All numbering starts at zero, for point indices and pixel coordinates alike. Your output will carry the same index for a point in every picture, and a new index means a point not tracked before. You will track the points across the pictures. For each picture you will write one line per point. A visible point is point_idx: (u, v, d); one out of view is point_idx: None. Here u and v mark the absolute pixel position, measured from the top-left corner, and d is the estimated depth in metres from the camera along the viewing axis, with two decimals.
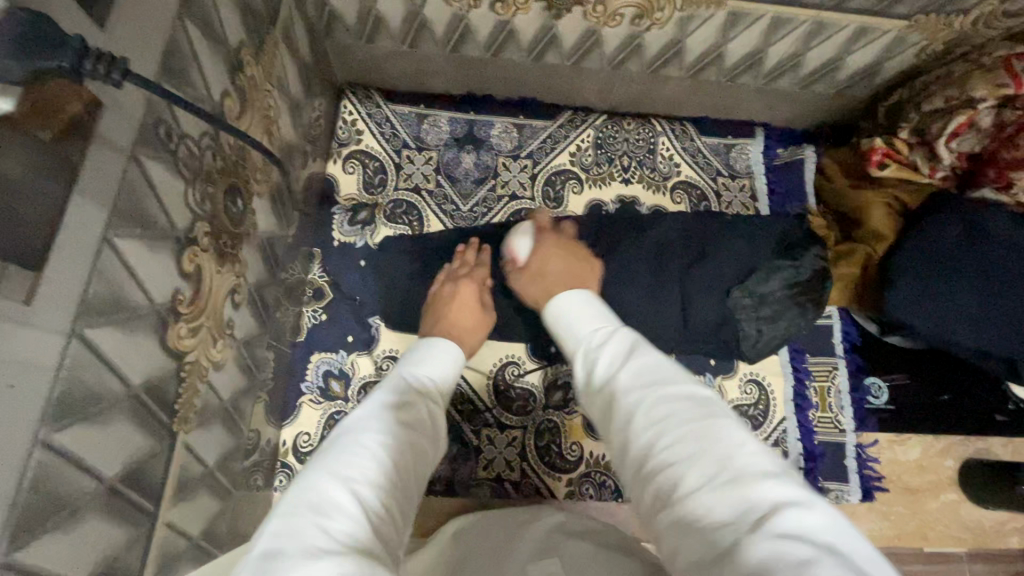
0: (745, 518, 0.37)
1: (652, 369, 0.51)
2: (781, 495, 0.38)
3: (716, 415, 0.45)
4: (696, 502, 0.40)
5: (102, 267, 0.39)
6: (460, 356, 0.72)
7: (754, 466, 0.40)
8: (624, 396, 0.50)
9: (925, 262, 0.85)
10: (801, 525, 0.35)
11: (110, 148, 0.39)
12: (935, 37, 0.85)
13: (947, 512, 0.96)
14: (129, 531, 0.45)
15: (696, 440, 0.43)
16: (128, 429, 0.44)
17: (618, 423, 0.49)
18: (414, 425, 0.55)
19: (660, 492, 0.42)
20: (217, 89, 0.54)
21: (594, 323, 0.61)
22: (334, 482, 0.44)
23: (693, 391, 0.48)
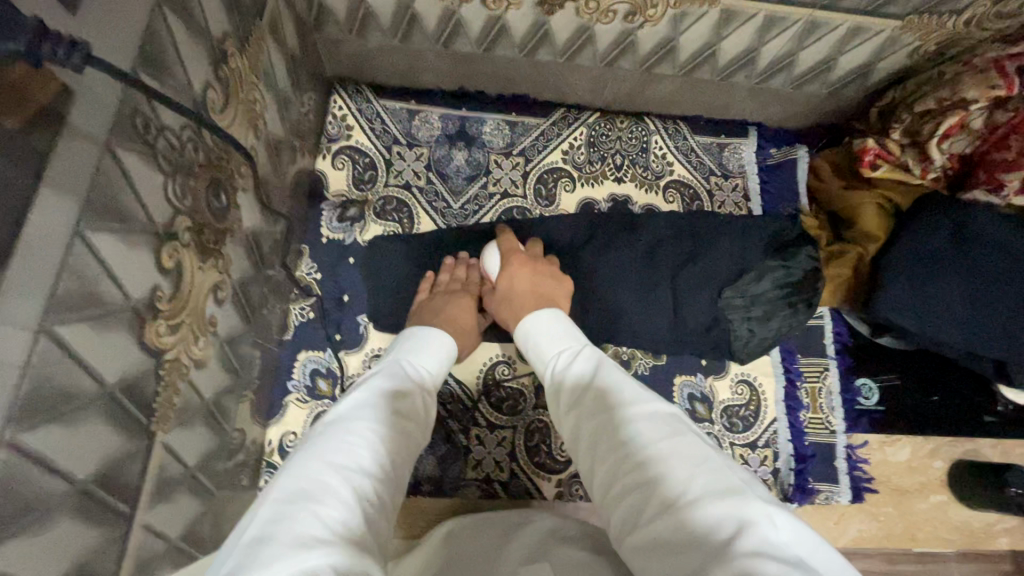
0: (715, 530, 0.40)
1: (629, 391, 0.55)
2: (748, 499, 0.41)
3: (687, 436, 0.48)
4: (669, 515, 0.42)
5: (74, 261, 0.38)
6: (451, 348, 0.73)
7: (723, 482, 0.43)
8: (602, 419, 0.53)
9: (917, 263, 0.85)
10: (767, 527, 0.39)
11: (83, 139, 0.38)
12: (928, 38, 0.85)
13: (936, 513, 0.96)
14: (102, 534, 0.43)
15: (669, 459, 0.46)
16: (102, 429, 0.42)
17: (595, 443, 0.52)
18: (403, 415, 0.56)
19: (634, 509, 0.45)
20: (198, 80, 0.52)
21: (573, 349, 0.65)
22: (327, 470, 0.44)
23: (664, 408, 0.52)
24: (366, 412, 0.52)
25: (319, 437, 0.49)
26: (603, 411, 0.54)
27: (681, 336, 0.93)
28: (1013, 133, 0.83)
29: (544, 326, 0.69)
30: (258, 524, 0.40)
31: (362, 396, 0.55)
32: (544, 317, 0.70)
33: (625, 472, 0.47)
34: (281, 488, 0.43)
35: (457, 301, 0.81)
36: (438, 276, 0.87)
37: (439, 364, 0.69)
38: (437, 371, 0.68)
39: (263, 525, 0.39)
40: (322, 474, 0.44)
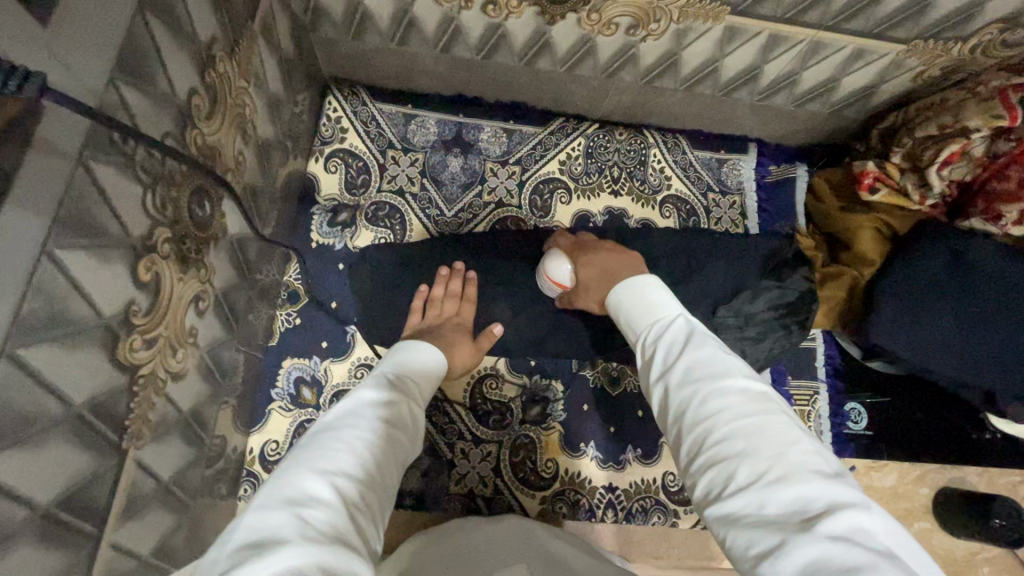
0: (799, 517, 0.39)
1: (711, 365, 0.52)
2: (837, 497, 0.40)
3: (776, 417, 0.47)
4: (751, 499, 0.42)
5: (41, 281, 0.36)
6: (438, 360, 0.72)
7: (812, 468, 0.43)
8: (684, 390, 0.52)
9: (911, 288, 0.85)
10: (853, 527, 0.38)
11: (55, 156, 0.36)
12: (933, 63, 0.84)
13: (920, 540, 0.95)
14: (67, 557, 0.42)
15: (756, 438, 0.45)
16: (68, 450, 0.41)
17: (676, 417, 0.52)
18: (390, 425, 0.54)
19: (716, 484, 0.44)
20: (182, 88, 0.51)
21: (663, 314, 0.62)
22: (316, 477, 0.43)
23: (747, 388, 0.50)
24: (358, 420, 0.52)
25: (302, 450, 0.48)
26: (686, 383, 0.52)
27: None
28: (1013, 163, 0.82)
29: (632, 296, 0.66)
30: (240, 528, 0.39)
31: (352, 405, 0.54)
32: (641, 282, 0.67)
33: (708, 447, 0.47)
34: (264, 495, 0.42)
35: (451, 326, 0.81)
36: (433, 287, 0.86)
37: (428, 381, 0.68)
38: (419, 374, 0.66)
39: (244, 529, 0.39)
40: (302, 482, 0.43)
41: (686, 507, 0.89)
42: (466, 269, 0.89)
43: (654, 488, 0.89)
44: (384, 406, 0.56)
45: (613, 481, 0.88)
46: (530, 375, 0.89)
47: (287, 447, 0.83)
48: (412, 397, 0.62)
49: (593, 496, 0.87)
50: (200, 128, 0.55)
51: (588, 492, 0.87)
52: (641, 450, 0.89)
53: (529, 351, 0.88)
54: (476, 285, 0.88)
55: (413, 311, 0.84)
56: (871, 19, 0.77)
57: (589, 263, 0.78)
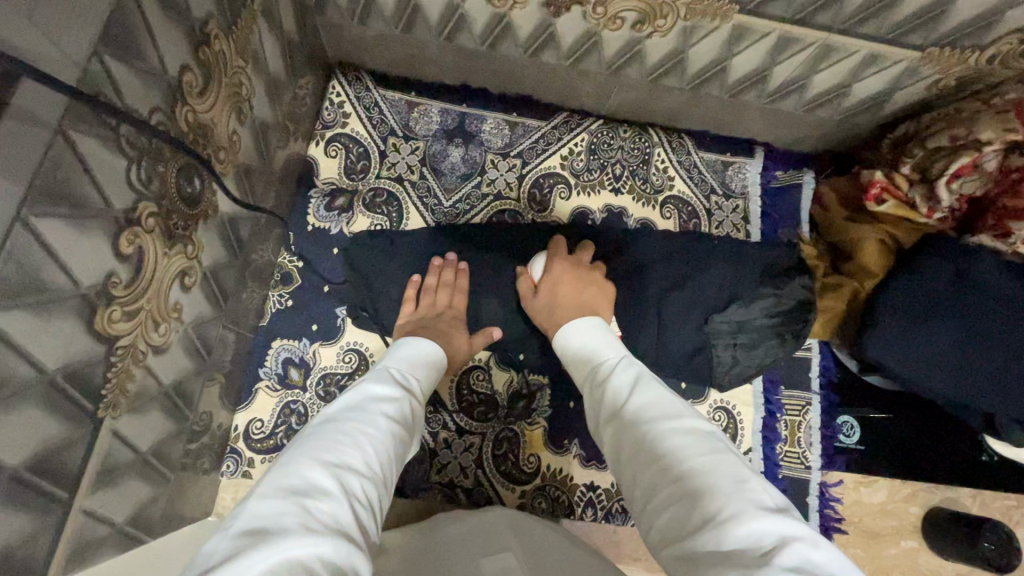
0: (759, 550, 0.39)
1: (668, 404, 0.53)
2: (793, 530, 0.40)
3: (726, 453, 0.47)
4: (708, 532, 0.41)
5: (13, 248, 0.37)
6: (442, 356, 0.73)
7: (767, 502, 0.43)
8: (641, 424, 0.51)
9: (913, 303, 0.83)
10: (809, 559, 0.38)
11: (31, 125, 0.36)
12: (949, 72, 0.81)
13: (905, 559, 0.94)
14: (33, 520, 0.43)
15: (715, 471, 0.45)
16: (38, 416, 0.42)
17: (628, 458, 0.51)
18: (395, 426, 0.54)
19: (680, 516, 0.44)
20: (174, 64, 0.51)
21: (616, 354, 0.63)
22: (322, 470, 0.44)
23: (701, 425, 0.50)
24: (363, 419, 0.52)
25: (303, 443, 0.48)
26: (643, 418, 0.52)
27: (662, 360, 0.91)
28: None
29: (581, 333, 0.68)
30: (243, 516, 0.39)
31: (353, 403, 0.55)
32: (584, 324, 0.69)
33: (664, 482, 0.46)
34: (267, 485, 0.42)
35: (446, 314, 0.82)
36: (425, 277, 0.86)
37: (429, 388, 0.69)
38: (423, 383, 0.66)
39: (249, 516, 0.39)
40: (315, 473, 0.43)
41: None
42: (458, 260, 0.89)
43: None
44: (386, 404, 0.56)
45: (594, 480, 0.87)
46: (517, 369, 0.89)
47: (272, 426, 0.84)
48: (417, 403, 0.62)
49: (573, 493, 0.86)
50: (192, 105, 0.55)
51: (569, 490, 0.87)
52: None
53: (518, 346, 0.88)
54: (468, 275, 0.88)
55: (407, 299, 0.85)
56: (886, 24, 0.74)
57: (555, 282, 0.79)
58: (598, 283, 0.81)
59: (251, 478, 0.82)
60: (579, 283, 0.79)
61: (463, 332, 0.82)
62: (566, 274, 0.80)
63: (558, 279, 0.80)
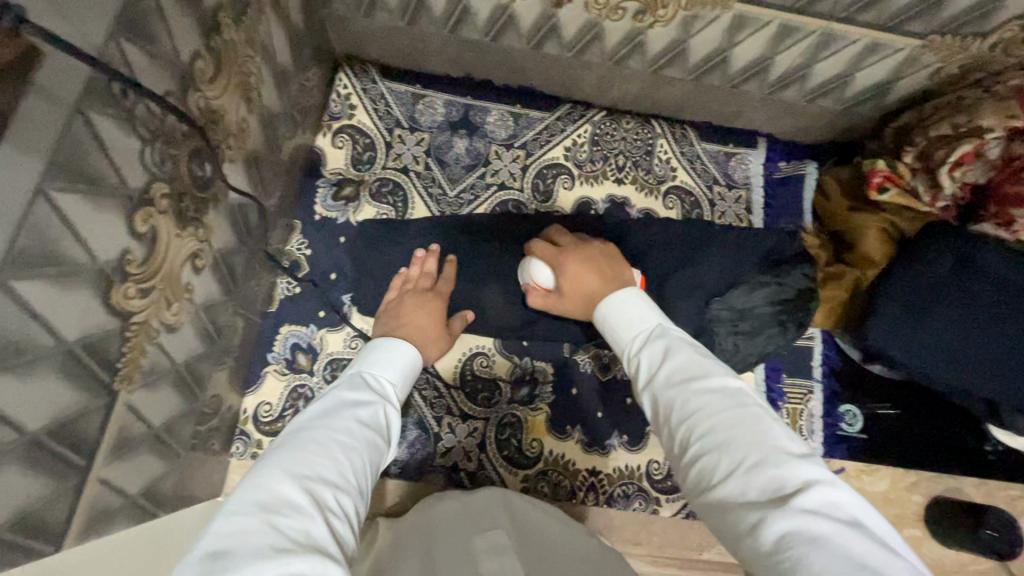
0: (779, 496, 0.42)
1: (697, 364, 0.53)
2: (812, 475, 0.43)
3: (751, 407, 0.49)
4: (733, 486, 0.44)
5: (35, 220, 0.39)
6: (415, 358, 0.71)
7: (789, 450, 0.45)
8: (668, 389, 0.52)
9: (914, 292, 0.83)
10: (826, 502, 0.41)
11: (52, 102, 0.38)
12: (950, 60, 0.82)
13: (908, 548, 0.94)
14: (52, 484, 0.45)
15: (737, 428, 0.47)
16: (58, 384, 0.44)
17: (660, 418, 0.53)
18: (367, 428, 0.55)
19: (705, 472, 0.46)
20: (185, 50, 0.53)
21: (646, 324, 0.62)
22: (294, 484, 0.45)
23: (726, 383, 0.51)
24: (334, 425, 0.53)
25: (274, 451, 0.49)
26: (671, 384, 0.53)
27: None
28: None
29: (618, 307, 0.65)
30: (210, 532, 0.40)
31: (328, 409, 0.56)
32: (621, 296, 0.65)
33: (691, 439, 0.49)
34: (238, 497, 0.43)
35: (425, 307, 0.80)
36: (409, 269, 0.85)
37: (407, 383, 0.69)
38: (399, 380, 0.66)
39: (215, 534, 0.40)
40: (282, 487, 0.44)
41: (667, 495, 0.89)
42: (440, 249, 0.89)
43: (638, 475, 0.89)
44: (359, 408, 0.57)
45: (596, 466, 0.88)
46: (520, 356, 0.90)
47: (280, 409, 0.86)
48: (392, 403, 0.63)
49: (575, 478, 0.88)
50: (203, 91, 0.57)
51: (571, 475, 0.88)
52: (627, 437, 0.89)
53: (521, 333, 0.89)
54: (455, 265, 0.88)
55: (390, 293, 0.83)
56: (885, 12, 0.75)
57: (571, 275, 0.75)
58: (602, 255, 0.77)
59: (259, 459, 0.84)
60: (593, 261, 0.75)
61: (439, 324, 0.80)
62: (575, 262, 0.76)
63: (567, 272, 0.76)
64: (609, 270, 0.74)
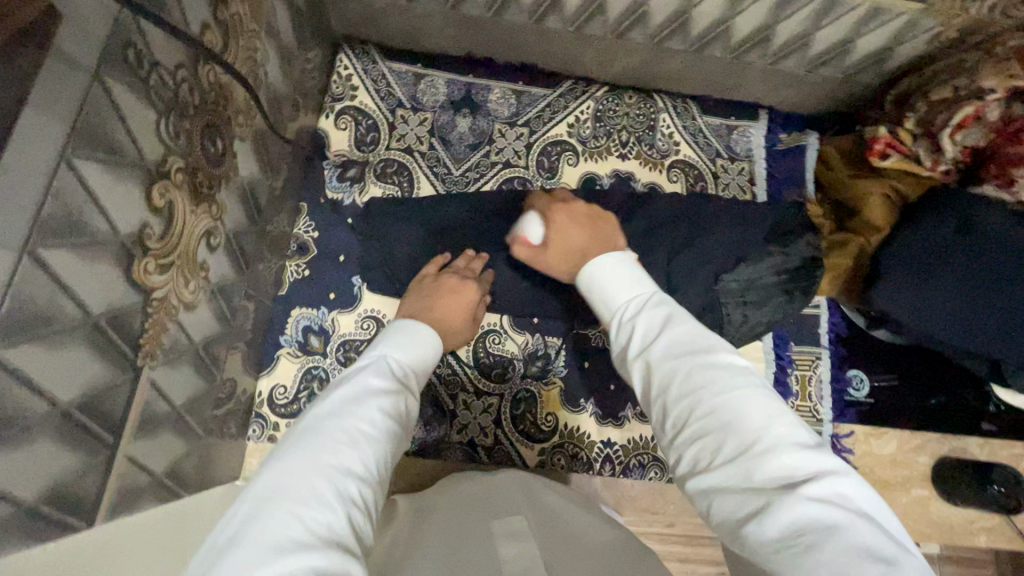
0: (787, 484, 0.42)
1: (700, 344, 0.52)
2: (822, 466, 0.43)
3: (758, 391, 0.48)
4: (736, 470, 0.43)
5: (60, 188, 0.38)
6: (440, 345, 0.71)
7: (799, 438, 0.45)
8: (668, 366, 0.51)
9: (918, 257, 0.84)
10: (835, 493, 0.41)
11: (72, 67, 0.38)
12: (949, 23, 0.82)
13: (917, 508, 0.96)
14: (83, 459, 0.44)
15: (743, 412, 0.46)
16: (86, 357, 0.43)
17: (656, 395, 0.51)
18: (393, 416, 0.54)
19: (703, 456, 0.46)
20: (196, 20, 0.52)
21: (642, 295, 0.60)
22: (323, 478, 0.44)
23: (730, 364, 0.50)
24: (356, 409, 0.52)
25: (298, 440, 0.48)
26: (672, 360, 0.51)
27: None
28: None
29: (609, 270, 0.63)
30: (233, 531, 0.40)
31: (352, 391, 0.54)
32: (609, 260, 0.64)
33: (693, 420, 0.47)
34: (264, 491, 0.43)
35: (460, 293, 0.79)
36: (453, 259, 0.86)
37: (427, 362, 0.67)
38: (420, 366, 0.65)
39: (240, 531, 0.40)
40: (310, 479, 0.44)
41: None
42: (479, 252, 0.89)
43: (653, 445, 0.90)
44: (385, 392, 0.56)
45: (611, 437, 0.89)
46: (532, 332, 0.90)
47: (295, 392, 0.86)
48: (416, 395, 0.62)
49: (591, 450, 0.88)
50: (213, 64, 0.56)
51: (587, 447, 0.88)
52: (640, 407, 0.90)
53: (532, 309, 0.89)
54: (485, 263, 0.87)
55: (426, 273, 0.84)
56: None
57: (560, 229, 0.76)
58: (600, 220, 0.76)
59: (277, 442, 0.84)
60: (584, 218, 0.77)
61: (467, 315, 0.79)
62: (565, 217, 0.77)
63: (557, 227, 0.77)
64: (598, 220, 0.76)
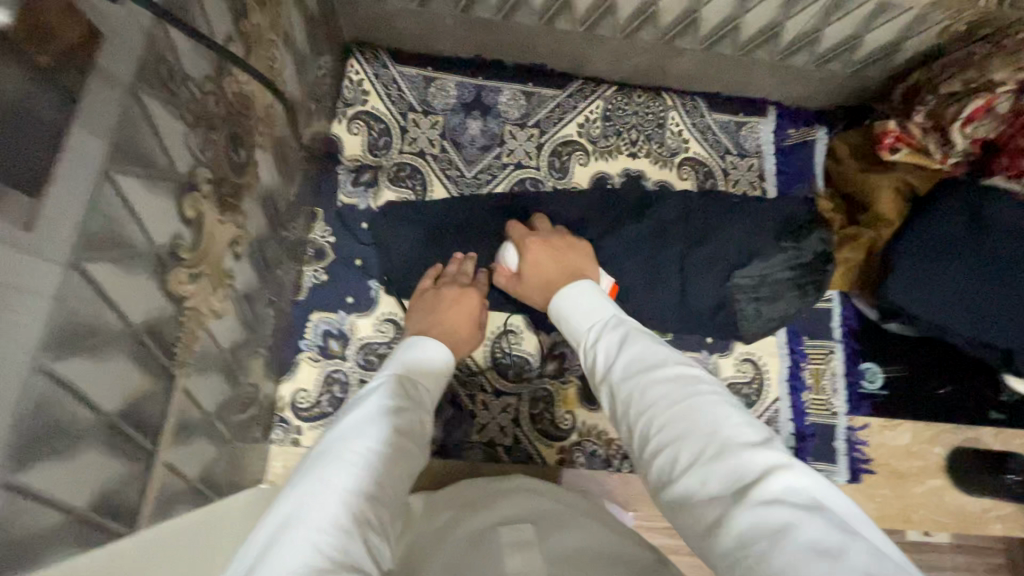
0: (739, 484, 0.44)
1: (653, 360, 0.56)
2: (772, 462, 0.44)
3: (709, 397, 0.51)
4: (695, 477, 0.46)
5: (102, 203, 0.39)
6: (447, 357, 0.72)
7: (750, 438, 0.47)
8: (626, 385, 0.55)
9: (928, 247, 0.85)
10: (786, 488, 0.42)
11: (112, 84, 0.39)
12: (958, 16, 0.83)
13: (933, 498, 0.97)
14: (125, 467, 0.45)
15: (696, 419, 0.49)
16: (127, 366, 0.44)
17: (622, 413, 0.55)
18: (400, 431, 0.56)
19: (667, 465, 0.48)
20: (220, 32, 0.53)
21: (601, 320, 0.65)
22: (313, 491, 0.46)
23: (681, 374, 0.54)
24: (346, 427, 0.55)
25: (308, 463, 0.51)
26: (629, 378, 0.56)
27: (688, 315, 0.93)
28: None
29: (571, 301, 0.70)
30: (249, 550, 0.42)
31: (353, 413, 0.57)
32: (574, 288, 0.71)
33: (654, 433, 0.51)
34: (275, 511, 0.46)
35: (462, 302, 0.80)
36: (446, 267, 0.87)
37: (437, 376, 0.69)
38: (432, 380, 0.67)
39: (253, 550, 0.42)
40: (304, 494, 0.46)
41: None
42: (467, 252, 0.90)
43: None
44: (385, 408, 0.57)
45: None
46: (548, 332, 0.91)
47: (316, 396, 0.87)
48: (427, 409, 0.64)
49: (609, 447, 0.89)
50: (236, 75, 0.57)
51: (605, 444, 0.89)
52: None
53: None
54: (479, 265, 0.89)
55: (424, 287, 0.85)
56: None
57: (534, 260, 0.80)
58: (571, 248, 0.81)
59: (300, 446, 0.85)
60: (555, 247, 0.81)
61: (473, 322, 0.81)
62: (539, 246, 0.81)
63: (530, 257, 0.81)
64: (569, 248, 0.81)
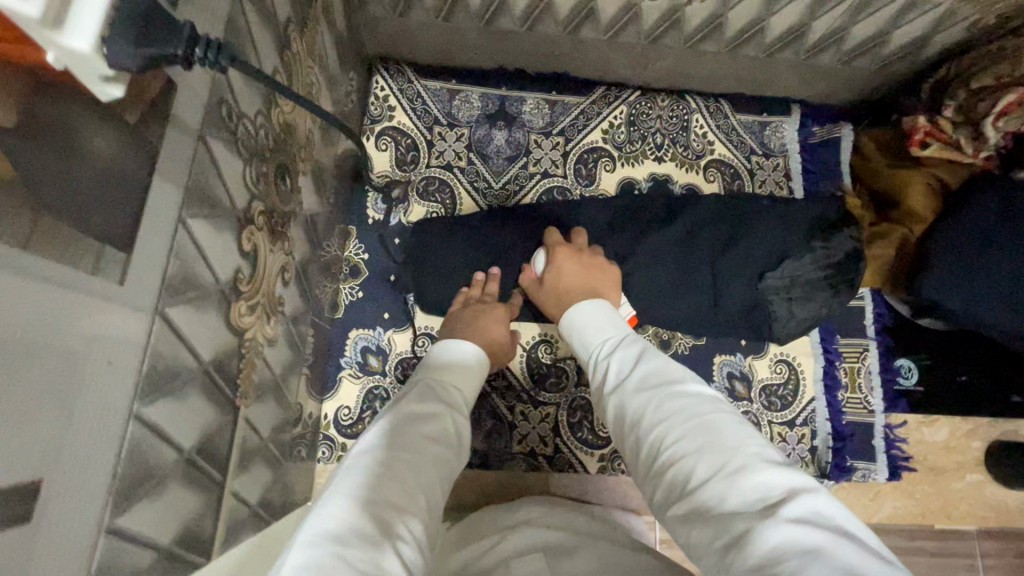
0: (760, 505, 0.42)
1: (669, 376, 0.56)
2: (796, 485, 0.43)
3: (725, 416, 0.51)
4: (709, 493, 0.45)
5: (178, 247, 0.40)
6: (481, 351, 0.73)
7: (768, 458, 0.46)
8: (640, 398, 0.55)
9: (969, 242, 0.84)
10: (813, 512, 0.41)
11: (181, 131, 0.40)
12: (987, 11, 0.82)
13: (970, 492, 0.97)
14: (201, 500, 0.46)
15: (712, 435, 0.48)
16: (201, 402, 0.45)
17: (633, 427, 0.55)
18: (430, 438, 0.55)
19: (680, 479, 0.47)
20: (268, 65, 0.54)
21: (616, 337, 0.66)
22: (335, 495, 0.46)
23: (697, 393, 0.54)
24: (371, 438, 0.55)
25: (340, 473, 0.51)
26: (644, 392, 0.56)
27: (721, 319, 0.94)
28: None
29: (588, 314, 0.70)
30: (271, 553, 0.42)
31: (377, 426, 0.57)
32: (591, 305, 0.71)
33: (668, 447, 0.50)
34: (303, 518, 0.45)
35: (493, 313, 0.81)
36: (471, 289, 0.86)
37: (471, 380, 0.68)
38: (467, 386, 0.67)
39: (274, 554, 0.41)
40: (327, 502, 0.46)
41: None
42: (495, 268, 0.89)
43: None
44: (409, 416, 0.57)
45: None
46: None
47: (359, 412, 0.88)
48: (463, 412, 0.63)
49: None
50: (282, 106, 0.58)
51: None
52: None
53: None
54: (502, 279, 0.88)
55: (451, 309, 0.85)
56: None
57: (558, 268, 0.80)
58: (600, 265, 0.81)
59: None
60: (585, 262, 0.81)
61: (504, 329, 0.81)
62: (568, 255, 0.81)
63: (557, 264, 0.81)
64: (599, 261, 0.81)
